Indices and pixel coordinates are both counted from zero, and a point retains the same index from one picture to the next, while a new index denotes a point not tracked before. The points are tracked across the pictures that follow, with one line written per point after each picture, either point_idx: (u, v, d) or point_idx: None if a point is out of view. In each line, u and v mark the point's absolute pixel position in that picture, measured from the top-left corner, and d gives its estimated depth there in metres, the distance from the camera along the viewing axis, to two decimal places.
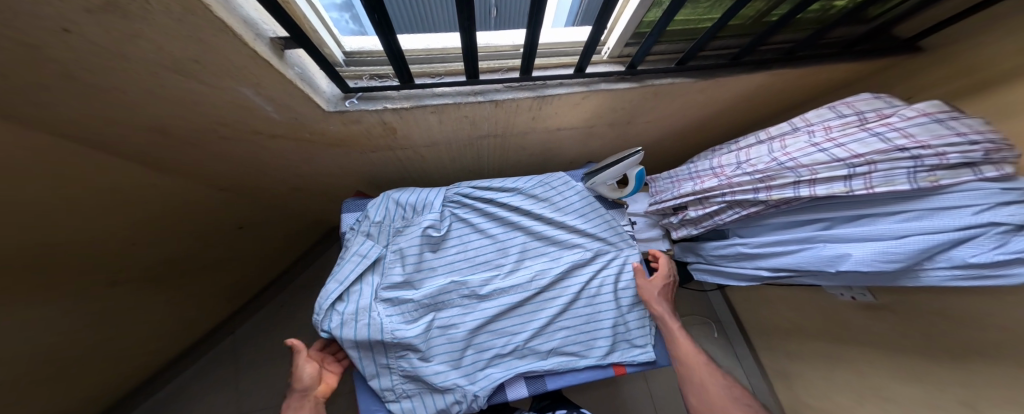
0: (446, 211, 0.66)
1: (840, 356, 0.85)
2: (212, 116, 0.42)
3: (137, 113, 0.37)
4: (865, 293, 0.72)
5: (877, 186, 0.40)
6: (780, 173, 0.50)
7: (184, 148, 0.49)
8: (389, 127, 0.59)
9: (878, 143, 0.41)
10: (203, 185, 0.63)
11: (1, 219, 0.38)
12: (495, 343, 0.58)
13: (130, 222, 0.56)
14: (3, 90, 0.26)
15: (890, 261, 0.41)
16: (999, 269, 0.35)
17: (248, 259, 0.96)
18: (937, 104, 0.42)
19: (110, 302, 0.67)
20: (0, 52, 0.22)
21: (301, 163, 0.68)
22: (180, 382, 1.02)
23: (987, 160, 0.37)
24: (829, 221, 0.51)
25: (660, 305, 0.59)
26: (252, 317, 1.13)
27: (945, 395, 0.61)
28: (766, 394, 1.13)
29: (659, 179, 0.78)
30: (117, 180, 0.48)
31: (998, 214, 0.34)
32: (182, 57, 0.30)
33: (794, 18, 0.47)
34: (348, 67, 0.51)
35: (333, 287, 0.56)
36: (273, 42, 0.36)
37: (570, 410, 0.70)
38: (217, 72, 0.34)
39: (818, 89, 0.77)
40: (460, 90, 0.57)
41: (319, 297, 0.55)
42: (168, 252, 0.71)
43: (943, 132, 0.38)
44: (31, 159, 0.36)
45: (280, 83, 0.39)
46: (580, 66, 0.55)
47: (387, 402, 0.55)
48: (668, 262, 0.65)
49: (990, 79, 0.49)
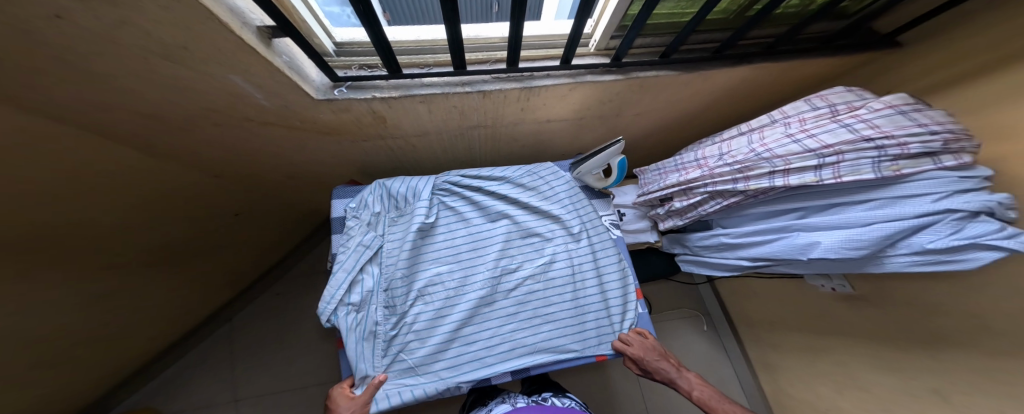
0: (436, 200, 0.67)
1: (821, 346, 0.87)
2: (205, 103, 0.44)
3: (127, 99, 0.38)
4: (844, 284, 0.74)
5: (845, 175, 0.42)
6: (757, 164, 0.51)
7: (178, 134, 0.50)
8: (379, 116, 0.60)
9: (846, 133, 0.43)
10: (198, 171, 0.65)
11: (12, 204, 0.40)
12: (484, 334, 0.60)
13: (125, 208, 0.58)
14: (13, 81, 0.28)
15: (856, 248, 0.43)
16: (956, 254, 0.37)
17: (243, 246, 0.98)
18: (903, 97, 0.44)
19: (110, 286, 0.69)
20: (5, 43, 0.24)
21: (294, 151, 0.69)
22: (180, 366, 1.05)
23: (947, 150, 0.39)
24: (805, 210, 0.53)
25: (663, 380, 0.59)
26: (251, 304, 1.16)
27: (917, 384, 0.64)
28: (750, 383, 1.17)
29: (647, 171, 0.79)
30: (111, 166, 0.49)
31: (956, 201, 0.36)
32: (171, 44, 0.31)
33: (771, 12, 0.48)
34: (338, 57, 0.52)
35: (341, 276, 0.57)
36: (261, 30, 0.37)
37: (556, 393, 0.72)
38: (207, 60, 0.35)
39: (804, 84, 0.78)
40: (449, 80, 0.58)
41: (326, 287, 0.56)
42: (162, 239, 0.72)
43: (906, 124, 0.40)
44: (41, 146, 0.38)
45: (268, 71, 0.40)
46: (566, 59, 0.56)
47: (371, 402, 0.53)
48: (642, 349, 0.59)
49: (966, 75, 0.50)
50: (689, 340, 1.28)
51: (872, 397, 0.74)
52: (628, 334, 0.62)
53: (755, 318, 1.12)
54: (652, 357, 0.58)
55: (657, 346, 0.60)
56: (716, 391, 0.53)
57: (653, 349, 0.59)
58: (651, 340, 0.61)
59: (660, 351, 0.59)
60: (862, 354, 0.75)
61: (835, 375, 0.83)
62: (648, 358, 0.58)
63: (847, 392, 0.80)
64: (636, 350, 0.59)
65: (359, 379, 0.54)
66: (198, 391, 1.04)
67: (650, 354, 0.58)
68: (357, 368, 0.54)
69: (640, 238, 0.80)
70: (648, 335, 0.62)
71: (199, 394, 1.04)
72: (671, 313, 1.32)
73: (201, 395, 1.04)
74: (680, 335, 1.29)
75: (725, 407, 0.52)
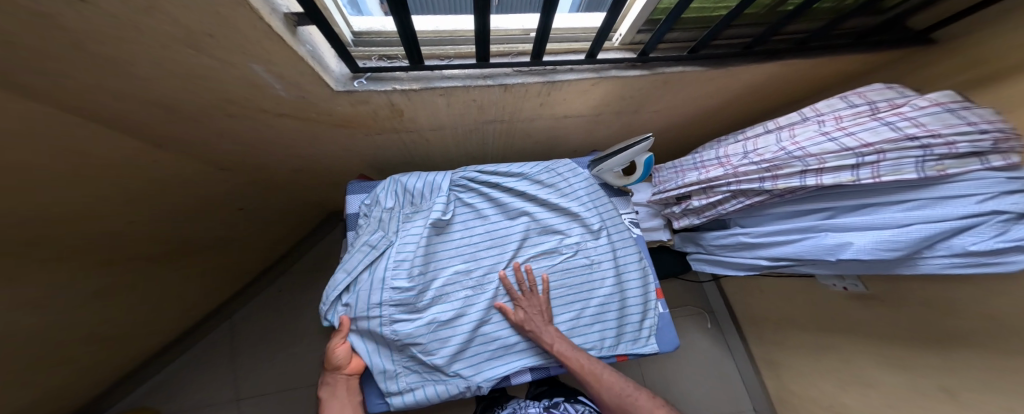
0: (452, 195, 0.65)
1: (829, 345, 0.87)
2: (217, 93, 0.41)
3: (138, 89, 0.36)
4: (857, 283, 0.72)
5: (884, 175, 0.41)
6: (788, 162, 0.50)
7: (187, 125, 0.48)
8: (397, 109, 0.58)
9: (889, 132, 0.41)
10: (203, 163, 0.62)
11: (17, 199, 0.38)
12: (500, 334, 0.58)
13: (128, 202, 0.55)
14: (25, 68, 0.26)
15: (891, 249, 0.42)
16: (997, 256, 0.36)
17: (245, 241, 0.96)
18: (950, 94, 0.42)
19: (111, 282, 0.67)
20: (18, 24, 0.21)
21: (305, 144, 0.67)
22: (180, 363, 1.04)
23: (996, 150, 0.38)
24: (833, 210, 0.52)
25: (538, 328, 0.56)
26: (253, 300, 1.14)
27: (924, 381, 0.64)
28: (753, 382, 1.17)
29: (663, 169, 0.77)
30: (116, 160, 0.46)
31: (1002, 202, 0.35)
32: (196, 30, 0.28)
33: (810, 7, 0.47)
34: (357, 47, 0.50)
35: (342, 278, 0.55)
36: (287, 17, 0.34)
37: (566, 398, 0.71)
38: (230, 48, 0.32)
39: (828, 81, 0.76)
40: (470, 73, 0.56)
41: (326, 287, 0.55)
42: (166, 233, 0.70)
43: (955, 122, 0.38)
44: (52, 138, 0.36)
45: (292, 60, 0.38)
46: (592, 53, 0.54)
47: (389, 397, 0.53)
48: (534, 295, 0.60)
49: (1004, 74, 0.49)
50: (693, 337, 1.28)
51: (879, 395, 0.74)
52: (520, 281, 0.60)
53: (761, 317, 1.12)
54: (532, 312, 0.58)
55: (543, 303, 0.59)
56: (570, 343, 0.55)
57: (539, 305, 0.59)
58: (542, 296, 0.60)
59: (545, 308, 0.59)
60: (869, 352, 0.76)
61: (840, 373, 0.84)
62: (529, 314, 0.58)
63: (853, 390, 0.81)
64: (523, 301, 0.59)
65: (374, 375, 0.53)
66: (199, 387, 1.03)
67: (534, 310, 0.59)
68: (371, 363, 0.53)
69: (653, 237, 0.79)
70: (541, 290, 0.61)
71: (202, 390, 1.03)
72: (676, 311, 1.31)
73: (203, 391, 1.03)
74: (684, 331, 1.29)
75: (575, 355, 0.54)
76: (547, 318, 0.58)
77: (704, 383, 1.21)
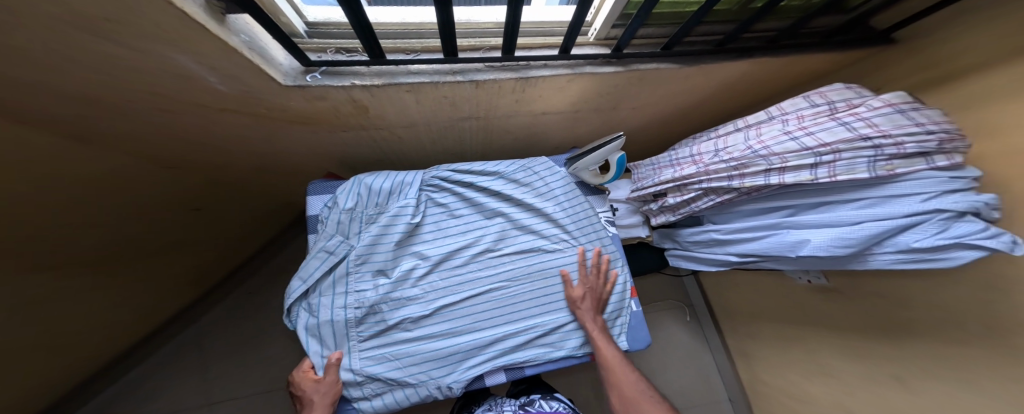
0: (423, 196, 0.64)
1: (794, 334, 0.92)
2: (145, 85, 0.38)
3: (45, 82, 0.32)
4: (819, 276, 0.76)
5: (840, 174, 0.42)
6: (753, 161, 0.50)
7: (118, 119, 0.44)
8: (360, 105, 0.55)
9: (845, 132, 0.42)
10: (146, 159, 0.57)
11: None
12: (469, 337, 0.58)
13: (57, 205, 0.51)
14: None
15: (844, 246, 0.43)
16: (940, 253, 0.38)
17: (207, 241, 0.91)
18: (902, 95, 0.44)
19: (50, 289, 0.62)
20: None
21: (264, 140, 0.63)
22: (143, 371, 0.99)
23: (942, 150, 0.39)
24: (794, 208, 0.53)
25: (588, 310, 0.60)
26: (222, 302, 1.10)
27: (879, 367, 0.68)
28: (727, 372, 1.22)
29: (641, 166, 0.77)
30: (36, 159, 0.42)
31: (944, 201, 0.36)
32: (92, 16, 0.25)
33: (778, 5, 0.47)
34: (311, 39, 0.46)
35: (296, 285, 0.55)
36: (208, 3, 0.31)
37: (543, 394, 0.71)
38: (141, 34, 0.29)
39: (799, 78, 0.78)
40: (438, 68, 0.54)
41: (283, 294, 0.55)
42: (112, 236, 0.66)
43: (905, 123, 0.40)
44: None
45: (222, 52, 0.34)
46: (564, 48, 0.52)
47: (355, 401, 0.53)
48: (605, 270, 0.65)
49: (954, 75, 0.50)
50: (673, 330, 1.31)
51: (839, 382, 0.78)
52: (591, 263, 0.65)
53: (735, 308, 1.16)
54: (593, 293, 0.62)
55: (602, 290, 0.63)
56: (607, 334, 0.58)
57: (597, 292, 0.62)
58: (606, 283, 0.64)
59: (603, 295, 0.63)
60: (830, 341, 0.80)
61: (806, 362, 0.88)
62: (588, 294, 0.62)
63: (815, 378, 0.85)
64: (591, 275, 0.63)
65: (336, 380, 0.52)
66: (166, 395, 0.99)
67: (592, 292, 0.62)
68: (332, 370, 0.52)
69: (632, 234, 0.80)
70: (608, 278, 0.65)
71: (168, 397, 0.99)
72: (656, 304, 1.35)
73: (169, 400, 0.99)
74: (664, 325, 1.32)
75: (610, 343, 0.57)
76: (597, 307, 0.61)
77: (682, 374, 1.26)
